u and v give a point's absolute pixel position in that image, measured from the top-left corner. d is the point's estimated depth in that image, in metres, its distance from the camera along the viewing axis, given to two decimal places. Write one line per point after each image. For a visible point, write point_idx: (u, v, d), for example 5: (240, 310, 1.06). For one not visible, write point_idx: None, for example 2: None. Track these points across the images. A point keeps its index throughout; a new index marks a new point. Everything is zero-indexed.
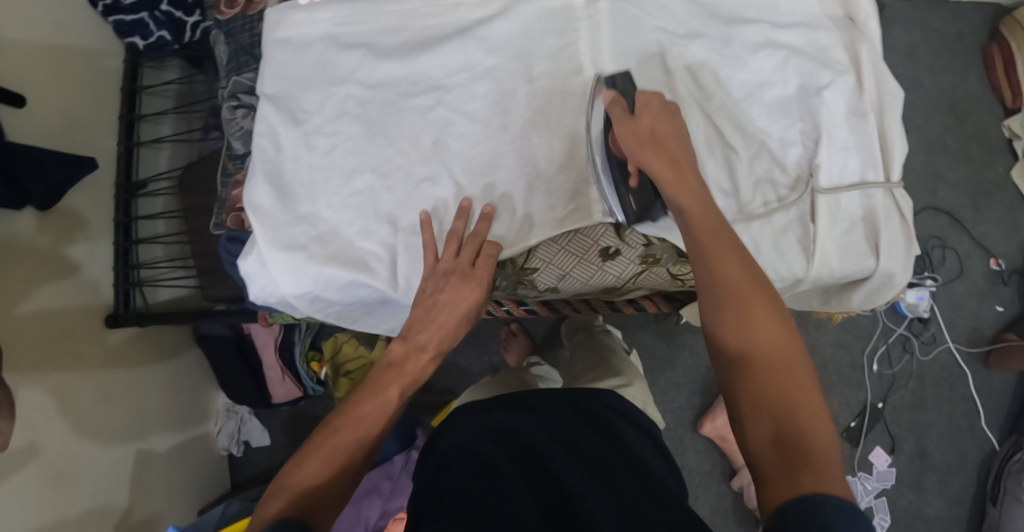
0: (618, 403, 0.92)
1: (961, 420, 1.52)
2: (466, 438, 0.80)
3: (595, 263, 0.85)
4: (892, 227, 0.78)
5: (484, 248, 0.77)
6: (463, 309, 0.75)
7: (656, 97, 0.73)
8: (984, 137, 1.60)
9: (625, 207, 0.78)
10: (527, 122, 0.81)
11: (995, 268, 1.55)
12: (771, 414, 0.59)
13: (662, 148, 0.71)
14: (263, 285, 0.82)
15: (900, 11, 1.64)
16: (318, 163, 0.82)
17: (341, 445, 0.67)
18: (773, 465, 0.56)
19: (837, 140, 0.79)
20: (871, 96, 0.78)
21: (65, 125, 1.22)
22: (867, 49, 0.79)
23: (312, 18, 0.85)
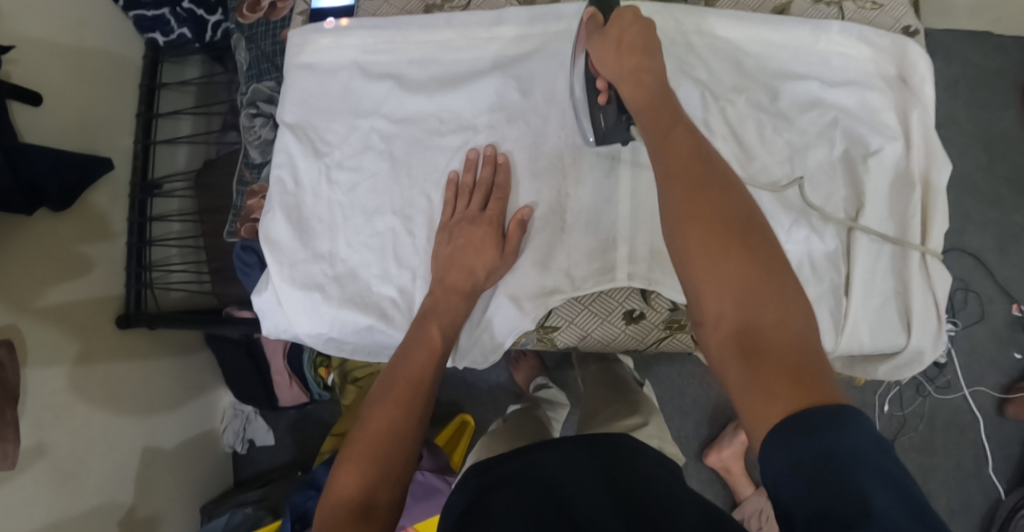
0: (642, 447, 0.88)
1: (968, 466, 1.51)
2: (493, 484, 0.80)
3: (618, 326, 0.81)
4: (927, 303, 0.75)
5: (494, 192, 0.77)
6: (479, 250, 0.74)
7: (630, 14, 0.72)
8: (1018, 178, 1.56)
9: (595, 125, 0.76)
10: (556, 169, 0.79)
11: (1017, 314, 1.52)
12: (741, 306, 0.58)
13: (629, 60, 0.70)
14: (278, 320, 0.82)
15: (940, 43, 1.60)
16: (339, 200, 0.81)
17: (376, 454, 0.62)
18: (748, 362, 0.55)
19: (880, 210, 0.76)
20: (919, 163, 0.76)
21: (82, 124, 1.20)
22: (919, 115, 0.76)
23: (339, 44, 0.85)
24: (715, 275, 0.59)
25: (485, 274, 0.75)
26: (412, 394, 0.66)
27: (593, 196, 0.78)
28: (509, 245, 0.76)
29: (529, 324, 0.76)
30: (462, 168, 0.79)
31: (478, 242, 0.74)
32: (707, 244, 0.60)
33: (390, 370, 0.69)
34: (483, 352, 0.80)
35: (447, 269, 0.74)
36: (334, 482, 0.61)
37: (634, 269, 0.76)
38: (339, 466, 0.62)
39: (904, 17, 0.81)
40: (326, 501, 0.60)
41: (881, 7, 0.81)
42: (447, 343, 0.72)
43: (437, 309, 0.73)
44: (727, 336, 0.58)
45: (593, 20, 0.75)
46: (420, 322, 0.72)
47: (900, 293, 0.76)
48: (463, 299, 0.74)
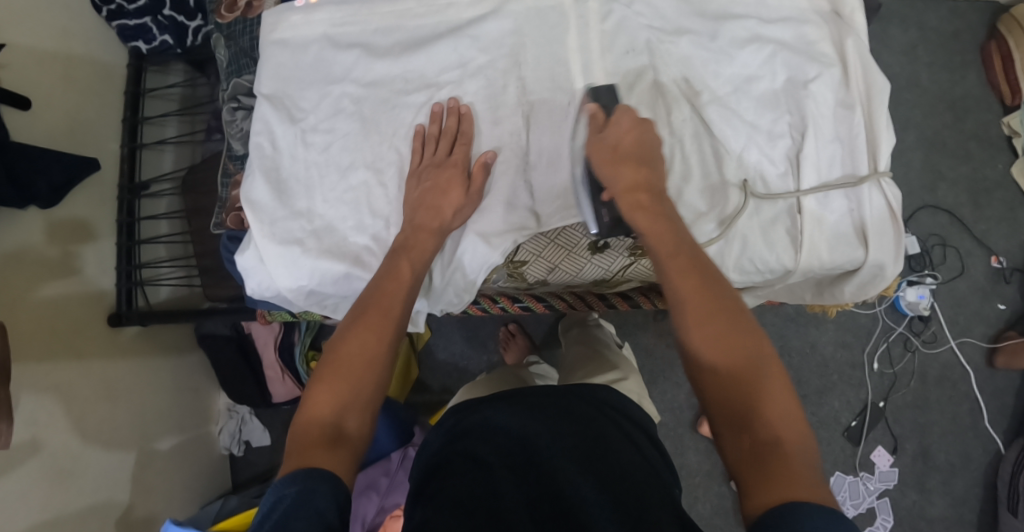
0: (617, 400, 0.92)
1: (964, 420, 1.51)
2: (464, 431, 0.82)
3: (583, 256, 0.83)
4: (880, 215, 0.78)
5: (458, 137, 0.79)
6: (446, 191, 0.76)
7: (630, 114, 0.74)
8: (984, 135, 1.60)
9: (597, 219, 0.77)
10: (518, 119, 0.80)
11: (996, 266, 1.55)
12: (745, 425, 0.60)
13: (625, 169, 0.73)
14: (260, 279, 0.83)
15: (896, 11, 1.65)
16: (314, 159, 0.83)
17: (345, 379, 0.67)
18: (749, 476, 0.57)
19: (825, 132, 0.78)
20: (858, 88, 0.78)
21: (69, 125, 1.25)
22: (854, 43, 0.78)
23: (309, 20, 0.86)
24: (724, 408, 0.62)
25: (452, 215, 0.77)
26: (385, 321, 0.70)
27: (552, 138, 0.80)
28: (474, 184, 0.78)
29: (498, 257, 0.78)
30: (429, 121, 0.81)
31: (448, 179, 0.77)
32: (717, 380, 0.64)
33: (361, 301, 0.72)
34: (457, 291, 0.82)
35: (417, 209, 0.76)
36: (307, 403, 0.66)
37: None
38: (310, 389, 0.67)
39: None
40: (298, 418, 0.65)
41: None
42: (417, 276, 0.75)
43: (410, 247, 0.75)
44: (739, 452, 0.60)
45: (595, 118, 0.75)
46: (393, 256, 0.75)
47: (854, 210, 0.78)
48: (433, 235, 0.76)
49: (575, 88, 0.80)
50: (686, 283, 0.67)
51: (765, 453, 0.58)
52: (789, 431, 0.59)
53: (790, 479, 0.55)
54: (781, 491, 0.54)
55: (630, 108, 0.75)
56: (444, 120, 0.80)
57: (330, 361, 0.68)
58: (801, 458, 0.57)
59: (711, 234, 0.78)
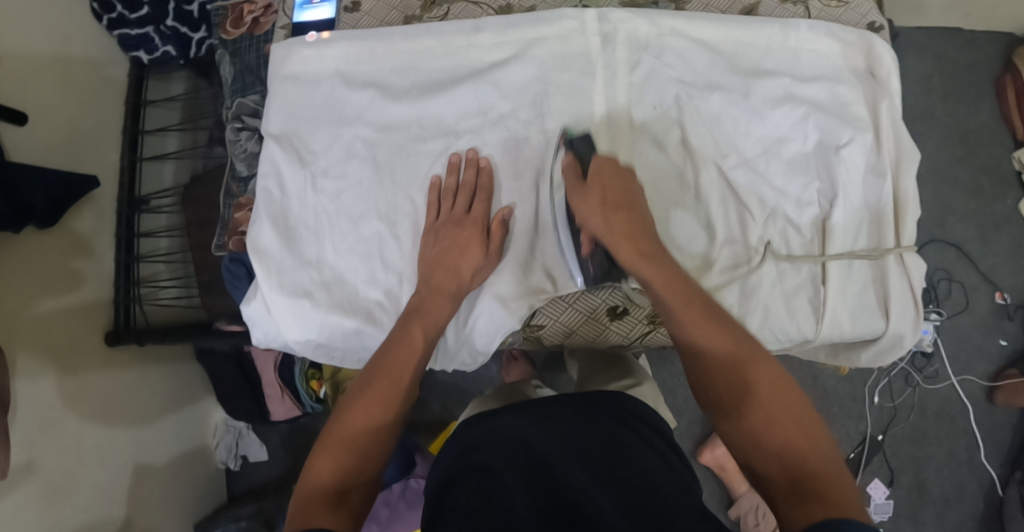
0: (632, 404, 0.89)
1: (961, 453, 1.52)
2: (475, 445, 0.80)
3: (602, 322, 0.82)
4: (904, 287, 0.77)
5: (478, 192, 0.77)
6: (464, 252, 0.74)
7: (609, 163, 0.74)
8: (994, 169, 1.59)
9: (585, 272, 0.76)
10: (538, 171, 0.78)
11: (1000, 302, 1.55)
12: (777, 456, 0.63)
13: (617, 218, 0.72)
14: (266, 329, 0.80)
15: (914, 40, 1.63)
16: (325, 207, 0.79)
17: (351, 444, 0.65)
18: (789, 504, 0.59)
19: (853, 200, 0.78)
20: (890, 154, 0.78)
21: (67, 139, 1.21)
22: (888, 106, 0.78)
23: (320, 55, 0.81)
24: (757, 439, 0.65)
25: (470, 276, 0.75)
26: (391, 389, 0.68)
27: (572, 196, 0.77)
28: (493, 243, 0.76)
29: (516, 322, 0.76)
30: (446, 173, 0.78)
31: (469, 237, 0.75)
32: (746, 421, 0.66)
33: (370, 366, 0.70)
34: (472, 352, 0.80)
35: (433, 269, 0.74)
36: (310, 469, 0.64)
37: (614, 270, 0.77)
38: (315, 452, 0.65)
39: (870, 13, 0.84)
40: (302, 482, 0.63)
41: (847, 4, 0.85)
42: (431, 341, 0.72)
43: (422, 309, 0.73)
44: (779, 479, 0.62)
45: (573, 169, 0.74)
46: (405, 320, 0.72)
47: (876, 279, 0.78)
48: (448, 298, 0.74)
49: (601, 145, 0.77)
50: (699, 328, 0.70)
51: (799, 475, 0.60)
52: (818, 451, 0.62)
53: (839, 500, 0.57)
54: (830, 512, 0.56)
55: (609, 156, 0.75)
56: (460, 172, 0.78)
57: (338, 425, 0.66)
58: (842, 484, 0.59)
59: (731, 300, 0.77)
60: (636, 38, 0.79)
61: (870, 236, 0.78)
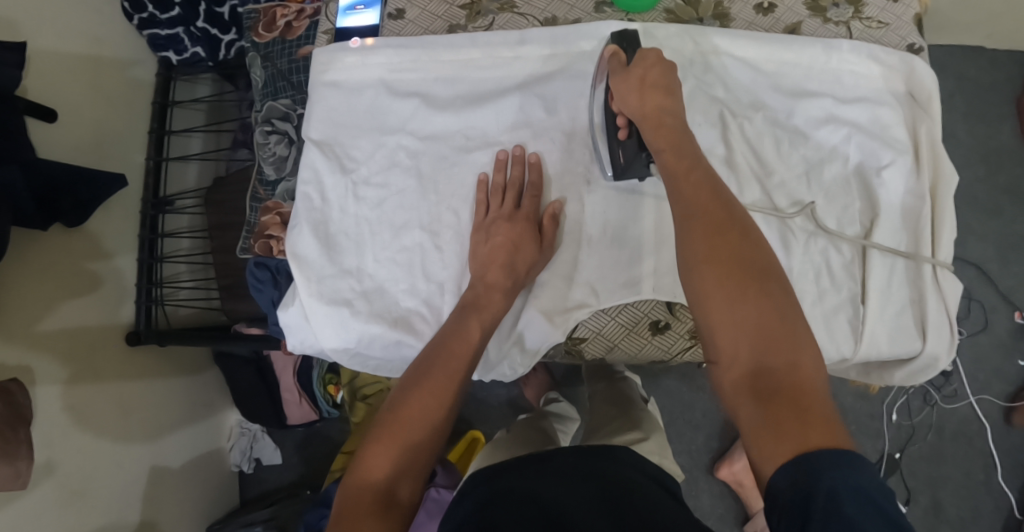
0: (637, 461, 0.89)
1: (978, 474, 1.51)
2: (483, 497, 0.78)
3: (643, 337, 0.77)
4: (943, 309, 0.77)
5: (526, 188, 0.77)
6: (518, 248, 0.74)
7: (655, 54, 0.70)
8: (1017, 189, 1.59)
9: (613, 159, 0.74)
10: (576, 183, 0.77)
11: (1020, 322, 1.54)
12: (754, 359, 0.58)
13: (653, 98, 0.68)
14: (303, 336, 0.80)
15: (936, 59, 1.64)
16: (366, 216, 0.79)
17: (404, 440, 0.64)
18: (757, 416, 0.56)
19: (893, 220, 0.78)
20: (929, 177, 0.77)
21: (97, 139, 1.21)
22: (926, 130, 0.78)
23: (364, 63, 0.81)
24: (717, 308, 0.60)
25: (527, 270, 0.74)
26: (448, 381, 0.67)
27: (617, 212, 0.76)
28: (545, 238, 0.76)
29: (560, 335, 0.75)
30: (493, 170, 0.78)
31: (518, 240, 0.74)
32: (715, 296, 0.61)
33: (423, 359, 0.69)
34: (513, 364, 0.78)
35: (487, 264, 0.74)
36: (362, 463, 0.63)
37: (659, 283, 0.74)
38: (367, 448, 0.64)
39: (911, 35, 0.84)
40: (352, 479, 0.62)
41: (888, 25, 0.85)
42: (485, 335, 0.71)
43: (481, 303, 0.72)
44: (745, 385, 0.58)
45: (616, 57, 0.73)
46: (461, 315, 0.71)
47: (915, 300, 0.77)
48: (504, 294, 0.73)
49: None
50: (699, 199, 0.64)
51: (774, 385, 0.56)
52: (801, 364, 0.57)
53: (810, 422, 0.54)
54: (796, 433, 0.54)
55: (655, 48, 0.71)
56: (507, 169, 0.78)
57: (390, 419, 0.65)
58: (812, 397, 0.56)
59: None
60: (679, 55, 0.80)
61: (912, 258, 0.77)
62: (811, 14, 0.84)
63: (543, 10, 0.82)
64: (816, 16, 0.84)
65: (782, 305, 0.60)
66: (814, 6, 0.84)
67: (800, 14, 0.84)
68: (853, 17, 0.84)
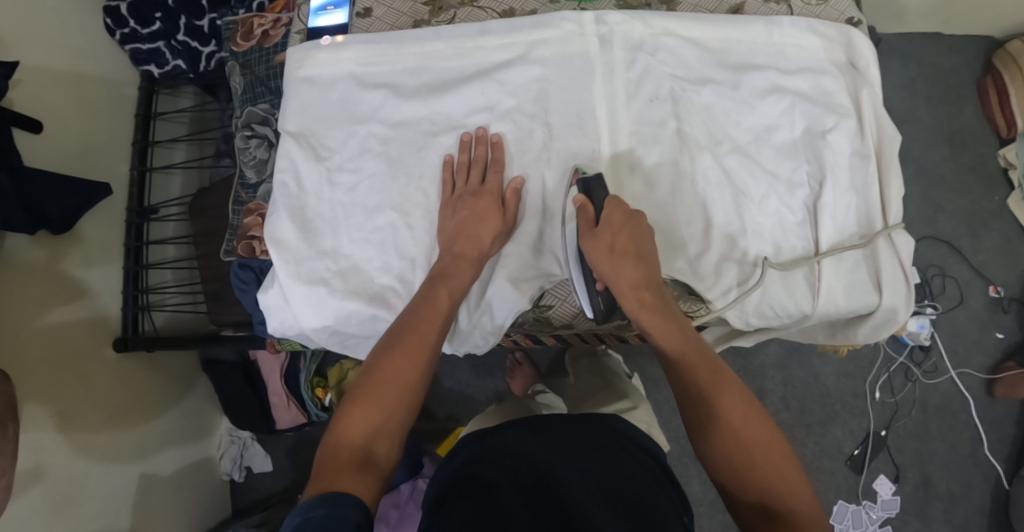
0: (630, 430, 0.90)
1: (964, 447, 1.53)
2: (475, 459, 0.82)
3: None
4: (894, 262, 0.80)
5: (491, 166, 0.78)
6: (484, 223, 0.75)
7: (620, 209, 0.73)
8: (982, 167, 1.64)
9: (595, 306, 0.76)
10: (540, 160, 0.79)
11: (994, 295, 1.58)
12: (764, 515, 0.66)
13: (626, 266, 0.72)
14: (283, 318, 0.82)
15: (896, 46, 1.68)
16: (340, 200, 0.81)
17: (379, 402, 0.66)
18: None
19: (841, 181, 0.81)
20: (872, 137, 0.81)
21: (82, 151, 1.24)
22: (868, 93, 0.82)
23: (336, 58, 0.84)
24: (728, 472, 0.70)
25: (491, 240, 0.76)
26: (423, 340, 0.69)
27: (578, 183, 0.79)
28: (508, 210, 0.77)
29: (526, 303, 0.78)
30: (458, 150, 0.80)
31: (482, 214, 0.75)
32: (725, 466, 0.70)
33: (398, 326, 0.71)
34: (484, 333, 0.80)
35: (455, 238, 0.75)
36: (340, 424, 0.65)
37: None
38: (345, 409, 0.66)
39: (848, 9, 0.89)
40: (329, 439, 0.65)
41: (826, 2, 0.89)
42: (455, 302, 0.73)
43: (451, 272, 0.74)
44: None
45: (584, 212, 0.73)
46: (431, 282, 0.73)
47: (868, 256, 0.80)
48: (473, 264, 0.75)
49: (602, 141, 0.80)
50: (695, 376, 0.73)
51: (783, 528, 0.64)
52: (804, 508, 0.66)
53: None
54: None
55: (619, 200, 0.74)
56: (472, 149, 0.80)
57: (365, 383, 0.67)
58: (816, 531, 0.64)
59: (730, 279, 0.79)
60: (633, 37, 0.83)
61: (865, 215, 0.81)
62: None
63: (500, 3, 0.86)
64: None
65: (779, 456, 0.69)
66: None
67: None
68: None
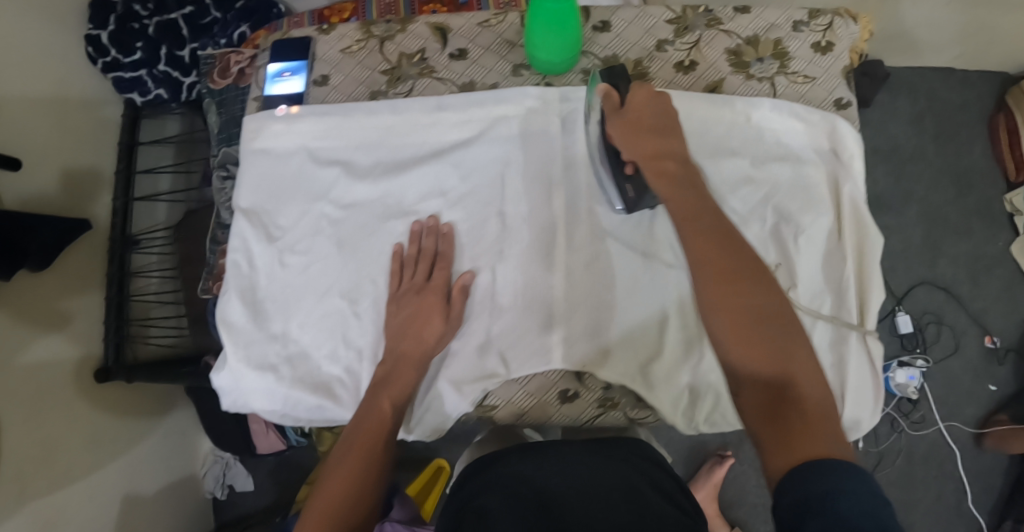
0: (651, 451, 0.78)
1: (948, 497, 1.50)
2: (479, 489, 0.70)
3: (553, 406, 0.76)
4: (860, 372, 0.78)
5: (438, 260, 0.76)
6: (426, 325, 0.73)
7: (645, 91, 0.71)
8: (987, 211, 1.57)
9: (622, 194, 0.73)
10: (495, 255, 0.76)
11: (990, 345, 1.53)
12: (764, 390, 0.58)
13: (649, 138, 0.68)
14: (235, 397, 0.83)
15: (905, 79, 1.61)
16: (291, 282, 0.80)
17: (333, 519, 0.62)
18: (770, 438, 0.56)
19: (812, 282, 0.79)
20: (852, 236, 0.79)
21: (64, 183, 1.24)
22: (849, 192, 0.79)
23: (290, 129, 0.82)
24: (736, 347, 0.60)
25: (435, 341, 0.73)
26: (371, 456, 0.66)
27: (530, 277, 0.75)
28: (454, 308, 0.75)
29: (468, 404, 0.75)
30: (408, 240, 0.78)
31: (425, 312, 0.73)
32: (724, 342, 0.61)
33: (343, 443, 0.68)
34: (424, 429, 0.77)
35: (396, 339, 0.73)
36: None
37: (569, 353, 0.74)
38: None
39: (838, 88, 0.85)
40: None
41: (814, 81, 0.85)
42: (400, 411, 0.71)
43: (391, 380, 0.72)
44: (762, 411, 0.58)
45: (608, 98, 0.71)
46: (373, 392, 0.72)
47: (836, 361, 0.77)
48: (415, 367, 0.73)
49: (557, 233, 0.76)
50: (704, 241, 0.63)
51: (787, 409, 0.57)
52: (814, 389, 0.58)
53: (807, 438, 0.55)
54: (809, 445, 0.55)
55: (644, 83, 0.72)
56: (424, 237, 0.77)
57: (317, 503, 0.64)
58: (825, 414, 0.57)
59: (682, 388, 0.74)
60: None
61: (836, 316, 0.78)
62: (733, 71, 0.85)
63: (461, 75, 0.83)
64: (739, 72, 0.85)
65: (787, 330, 0.60)
66: (736, 62, 0.85)
67: (722, 71, 0.85)
68: (778, 72, 0.85)
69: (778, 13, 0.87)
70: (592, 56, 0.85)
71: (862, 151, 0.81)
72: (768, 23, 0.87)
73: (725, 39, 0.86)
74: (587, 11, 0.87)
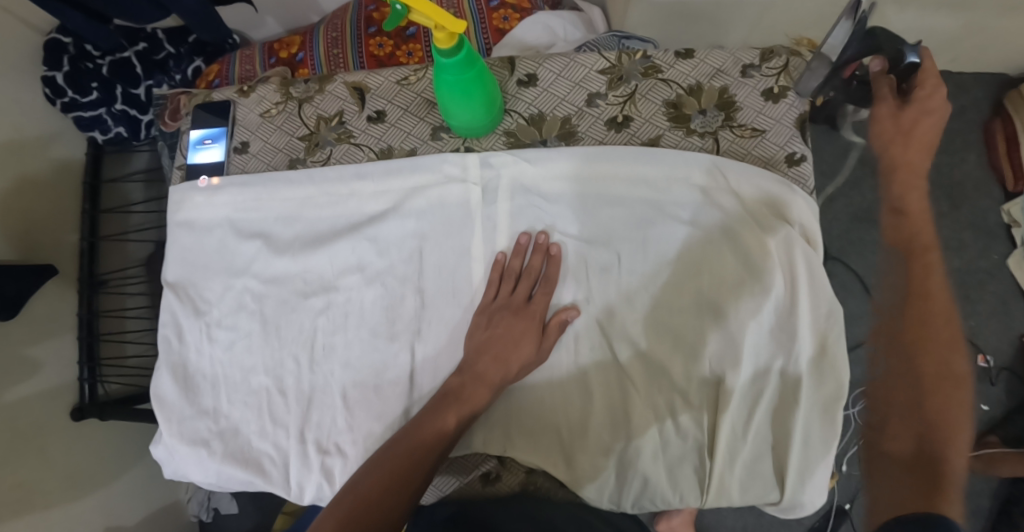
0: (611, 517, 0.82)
1: None
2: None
3: (475, 490, 0.76)
4: (805, 455, 0.71)
5: (542, 285, 0.74)
6: (519, 344, 0.72)
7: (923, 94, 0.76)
8: (980, 223, 1.40)
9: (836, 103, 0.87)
10: (414, 333, 0.76)
11: (982, 365, 1.33)
12: (914, 435, 0.65)
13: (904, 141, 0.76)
14: (173, 469, 0.82)
15: None
16: (218, 358, 0.80)
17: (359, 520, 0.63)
18: (902, 474, 0.63)
19: (759, 357, 0.71)
20: (801, 319, 0.70)
21: (24, 230, 1.21)
22: (803, 266, 0.69)
23: (212, 202, 0.81)
24: (921, 401, 0.66)
25: (520, 367, 0.72)
26: (419, 461, 0.67)
27: (448, 358, 0.75)
28: (548, 339, 0.73)
29: None
30: (512, 252, 0.76)
31: (515, 334, 0.72)
32: (891, 399, 0.67)
33: (393, 443, 0.69)
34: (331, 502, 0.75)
35: (476, 354, 0.72)
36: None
37: (488, 435, 0.74)
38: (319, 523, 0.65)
39: (790, 141, 0.77)
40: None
41: (764, 133, 0.78)
42: (462, 429, 0.70)
43: (460, 393, 0.71)
44: (906, 456, 0.64)
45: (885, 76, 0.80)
46: (440, 404, 0.70)
47: (776, 448, 0.72)
48: (490, 389, 0.71)
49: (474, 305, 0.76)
50: (926, 295, 0.68)
51: (932, 462, 0.62)
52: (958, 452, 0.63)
53: (931, 492, 0.61)
54: (928, 500, 0.60)
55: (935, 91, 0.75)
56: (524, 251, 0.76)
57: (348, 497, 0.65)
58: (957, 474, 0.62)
59: (608, 472, 0.72)
60: (522, 182, 0.77)
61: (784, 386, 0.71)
62: (672, 125, 0.79)
63: (379, 140, 0.81)
64: (679, 126, 0.79)
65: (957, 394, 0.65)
66: (676, 116, 0.80)
67: (661, 126, 0.79)
68: (722, 125, 0.79)
69: (725, 57, 0.81)
70: (516, 114, 0.81)
71: (817, 211, 0.73)
72: (713, 69, 0.81)
73: (664, 89, 0.80)
74: (512, 63, 0.83)
